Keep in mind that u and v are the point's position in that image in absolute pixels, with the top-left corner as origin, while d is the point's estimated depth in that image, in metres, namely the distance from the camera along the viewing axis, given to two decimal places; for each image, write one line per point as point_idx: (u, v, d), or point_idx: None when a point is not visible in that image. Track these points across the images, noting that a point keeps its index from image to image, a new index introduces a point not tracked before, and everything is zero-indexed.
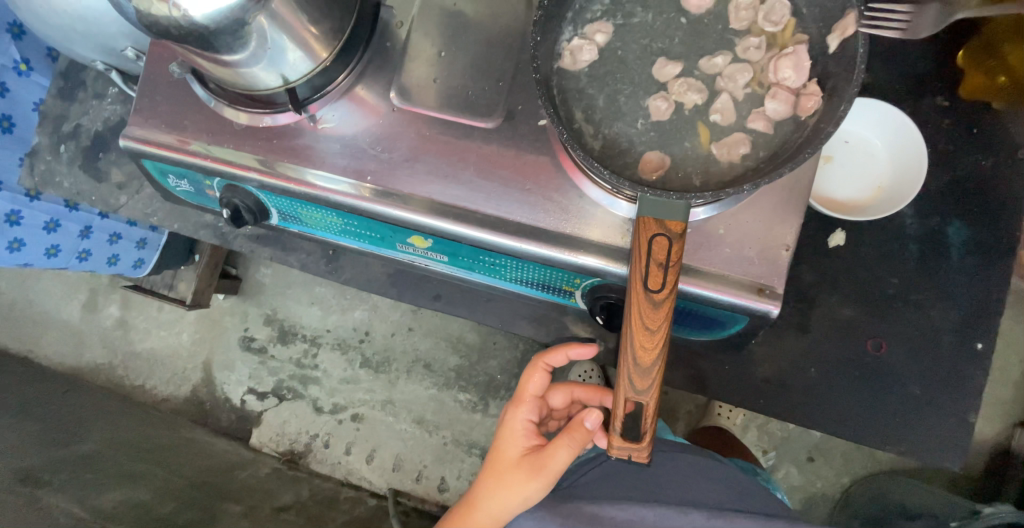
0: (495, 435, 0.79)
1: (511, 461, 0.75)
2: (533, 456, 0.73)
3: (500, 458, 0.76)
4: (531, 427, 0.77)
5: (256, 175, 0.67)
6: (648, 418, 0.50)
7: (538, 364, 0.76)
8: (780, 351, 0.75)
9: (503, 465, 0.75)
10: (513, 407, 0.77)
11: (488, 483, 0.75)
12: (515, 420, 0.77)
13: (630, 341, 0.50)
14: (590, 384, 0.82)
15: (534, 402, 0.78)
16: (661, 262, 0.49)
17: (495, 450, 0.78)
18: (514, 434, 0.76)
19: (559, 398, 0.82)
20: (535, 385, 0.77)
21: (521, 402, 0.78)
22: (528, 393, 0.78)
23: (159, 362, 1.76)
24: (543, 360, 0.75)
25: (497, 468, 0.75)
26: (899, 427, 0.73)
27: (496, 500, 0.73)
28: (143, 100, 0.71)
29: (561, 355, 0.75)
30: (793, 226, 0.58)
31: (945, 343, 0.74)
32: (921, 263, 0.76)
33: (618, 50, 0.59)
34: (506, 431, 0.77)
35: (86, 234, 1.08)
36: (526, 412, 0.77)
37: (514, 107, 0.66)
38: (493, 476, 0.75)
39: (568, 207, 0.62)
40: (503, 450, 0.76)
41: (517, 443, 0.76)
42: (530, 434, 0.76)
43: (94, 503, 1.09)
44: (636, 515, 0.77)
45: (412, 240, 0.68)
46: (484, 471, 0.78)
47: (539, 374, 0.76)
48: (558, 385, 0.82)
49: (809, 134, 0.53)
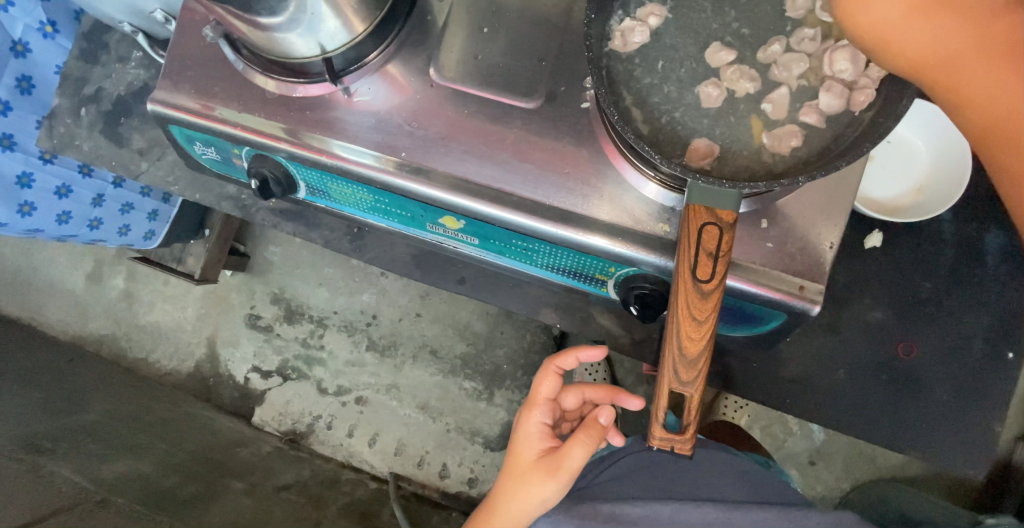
0: (511, 440, 0.79)
1: (527, 464, 0.74)
2: (548, 457, 0.72)
3: (515, 462, 0.76)
4: (545, 429, 0.76)
5: (288, 146, 0.65)
6: (692, 410, 0.49)
7: (550, 367, 0.77)
8: (807, 352, 0.74)
9: (520, 468, 0.74)
10: (525, 411, 0.77)
11: (507, 487, 0.74)
12: (528, 423, 0.77)
13: (676, 331, 0.49)
14: (599, 383, 0.81)
15: (547, 406, 0.77)
16: (711, 252, 0.48)
17: (511, 454, 0.77)
18: (528, 436, 0.76)
19: (572, 399, 0.81)
20: (547, 388, 0.78)
21: (533, 405, 0.78)
22: (540, 396, 0.78)
23: (163, 335, 1.75)
24: (554, 362, 0.76)
25: (513, 472, 0.75)
26: (923, 434, 0.72)
27: (514, 504, 0.72)
28: (173, 64, 0.69)
29: (573, 358, 0.76)
30: (838, 224, 0.57)
31: (974, 351, 0.73)
32: (955, 269, 0.75)
33: (669, 33, 0.57)
34: (521, 434, 0.77)
35: (98, 202, 1.08)
36: (540, 415, 0.77)
37: (556, 89, 0.64)
38: (509, 479, 0.74)
39: (607, 193, 0.61)
40: (519, 454, 0.76)
41: (532, 445, 0.75)
42: (544, 435, 0.76)
43: (96, 473, 1.08)
44: (652, 511, 0.76)
45: (444, 220, 0.67)
46: (501, 476, 0.77)
47: (551, 377, 0.77)
48: (570, 386, 0.82)
49: (863, 130, 0.52)
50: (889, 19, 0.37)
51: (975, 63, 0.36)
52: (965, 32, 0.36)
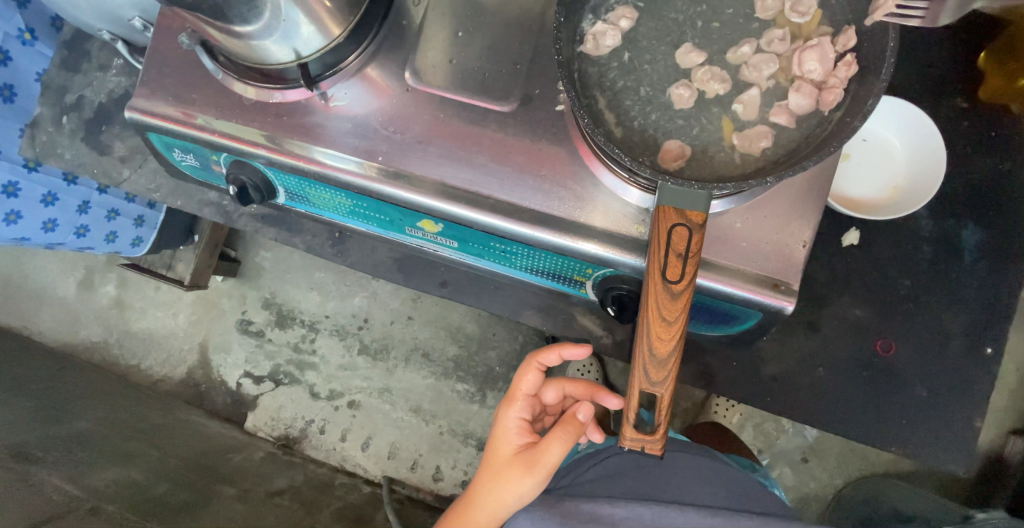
0: (490, 433, 0.80)
1: (506, 459, 0.75)
2: (527, 453, 0.74)
3: (494, 455, 0.77)
4: (523, 425, 0.77)
5: (264, 152, 0.65)
6: (663, 411, 0.49)
7: (532, 363, 0.76)
8: (788, 349, 0.74)
9: (499, 462, 0.76)
10: (504, 406, 0.78)
11: (485, 481, 0.75)
12: (507, 418, 0.78)
13: (646, 332, 0.49)
14: (580, 379, 0.82)
15: (526, 401, 0.78)
16: (681, 252, 0.48)
17: (489, 447, 0.79)
18: (506, 431, 0.77)
19: (553, 394, 0.82)
20: (527, 384, 0.78)
21: (513, 400, 0.78)
22: (520, 391, 0.78)
23: (155, 342, 1.75)
24: (535, 359, 0.75)
25: (493, 466, 0.76)
26: (904, 429, 0.72)
27: (492, 498, 0.74)
28: (151, 72, 0.69)
29: (555, 355, 0.75)
30: (810, 223, 0.57)
31: (953, 347, 0.73)
32: (934, 265, 0.75)
33: (642, 35, 0.57)
34: (500, 428, 0.78)
35: (84, 209, 1.08)
36: (519, 410, 0.78)
37: (532, 92, 0.64)
38: (489, 473, 0.76)
39: (583, 194, 0.61)
40: (498, 449, 0.77)
41: (510, 441, 0.77)
42: (522, 431, 0.77)
43: (87, 481, 1.08)
44: (634, 513, 0.76)
45: (422, 224, 0.67)
46: (482, 469, 0.79)
47: (532, 373, 0.77)
48: (551, 380, 0.82)
49: (833, 129, 0.52)
50: None
51: None
52: None
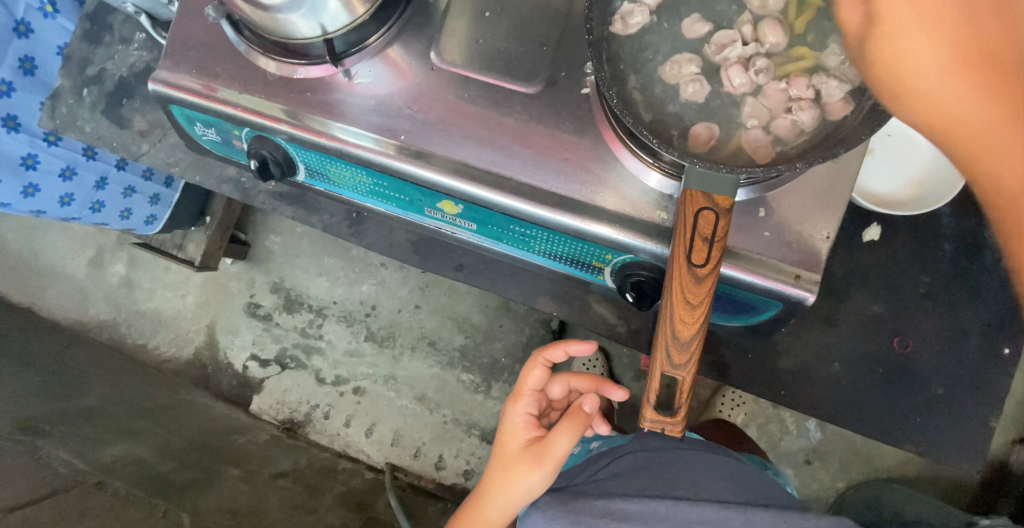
0: (499, 430, 0.81)
1: (514, 453, 0.76)
2: (534, 447, 0.75)
3: (502, 451, 0.78)
4: (530, 420, 0.79)
5: (287, 127, 0.65)
6: (683, 394, 0.49)
7: (538, 359, 0.78)
8: (804, 343, 0.74)
9: (507, 458, 0.77)
10: (511, 402, 0.80)
11: (495, 477, 0.76)
12: (515, 414, 0.79)
13: (668, 315, 0.48)
14: (584, 373, 0.82)
15: (532, 396, 0.80)
16: (706, 237, 0.48)
17: (497, 445, 0.80)
18: (514, 427, 0.78)
19: (559, 389, 0.82)
20: (533, 380, 0.80)
21: (519, 396, 0.80)
22: (526, 387, 0.80)
23: (163, 322, 1.76)
24: (542, 355, 0.77)
25: (502, 462, 0.77)
26: (919, 428, 0.71)
27: (501, 494, 0.75)
28: (175, 45, 0.69)
29: (561, 351, 0.78)
30: (836, 214, 0.56)
31: (971, 347, 0.72)
32: (953, 263, 0.75)
33: (671, 21, 0.57)
34: (507, 425, 0.80)
35: (101, 185, 1.09)
36: (525, 406, 0.79)
37: (557, 74, 0.64)
38: (498, 468, 0.77)
39: (606, 179, 0.61)
40: (506, 444, 0.78)
41: (517, 436, 0.78)
42: (529, 426, 0.78)
43: (93, 456, 1.09)
44: (647, 507, 0.76)
45: (441, 205, 0.67)
46: (491, 466, 0.80)
47: (538, 369, 0.79)
48: (556, 376, 0.82)
49: (864, 117, 0.51)
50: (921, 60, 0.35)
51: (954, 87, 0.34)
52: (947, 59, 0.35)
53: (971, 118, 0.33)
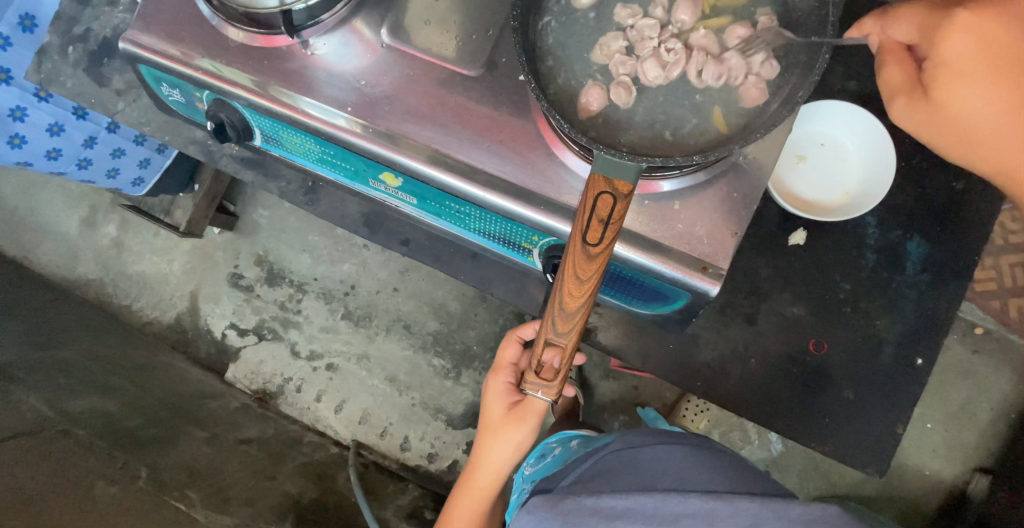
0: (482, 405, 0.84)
1: (500, 418, 0.79)
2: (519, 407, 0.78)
3: (489, 419, 0.81)
4: (512, 386, 0.82)
5: (243, 92, 0.68)
6: (562, 359, 0.55)
7: (512, 335, 0.86)
8: (722, 338, 0.77)
9: (494, 424, 0.80)
10: (491, 374, 0.84)
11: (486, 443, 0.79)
12: (496, 384, 0.83)
13: (559, 287, 0.53)
14: None
15: (510, 369, 0.85)
16: (604, 219, 0.51)
17: (483, 416, 0.83)
18: (496, 395, 0.81)
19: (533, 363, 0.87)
20: (510, 354, 0.86)
21: (498, 369, 0.85)
22: (504, 361, 0.86)
23: (148, 285, 1.80)
24: (515, 330, 0.86)
25: (490, 429, 0.80)
26: (824, 427, 0.75)
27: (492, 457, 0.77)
28: (148, 8, 0.73)
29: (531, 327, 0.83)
30: (746, 212, 0.59)
31: (885, 355, 0.76)
32: (875, 273, 0.78)
33: (598, 15, 0.61)
34: (488, 396, 0.83)
35: (90, 144, 1.12)
36: (505, 376, 0.83)
37: (498, 59, 0.67)
38: (489, 435, 0.80)
39: (536, 164, 0.64)
40: (492, 412, 0.81)
41: (499, 403, 0.81)
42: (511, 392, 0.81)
43: (61, 406, 1.12)
44: (636, 502, 0.70)
45: (383, 177, 0.71)
46: (480, 438, 0.83)
47: (512, 344, 0.86)
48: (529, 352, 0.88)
49: (766, 119, 0.55)
50: (965, 53, 0.46)
51: (972, 86, 0.47)
52: (971, 52, 0.46)
53: (979, 114, 0.47)
